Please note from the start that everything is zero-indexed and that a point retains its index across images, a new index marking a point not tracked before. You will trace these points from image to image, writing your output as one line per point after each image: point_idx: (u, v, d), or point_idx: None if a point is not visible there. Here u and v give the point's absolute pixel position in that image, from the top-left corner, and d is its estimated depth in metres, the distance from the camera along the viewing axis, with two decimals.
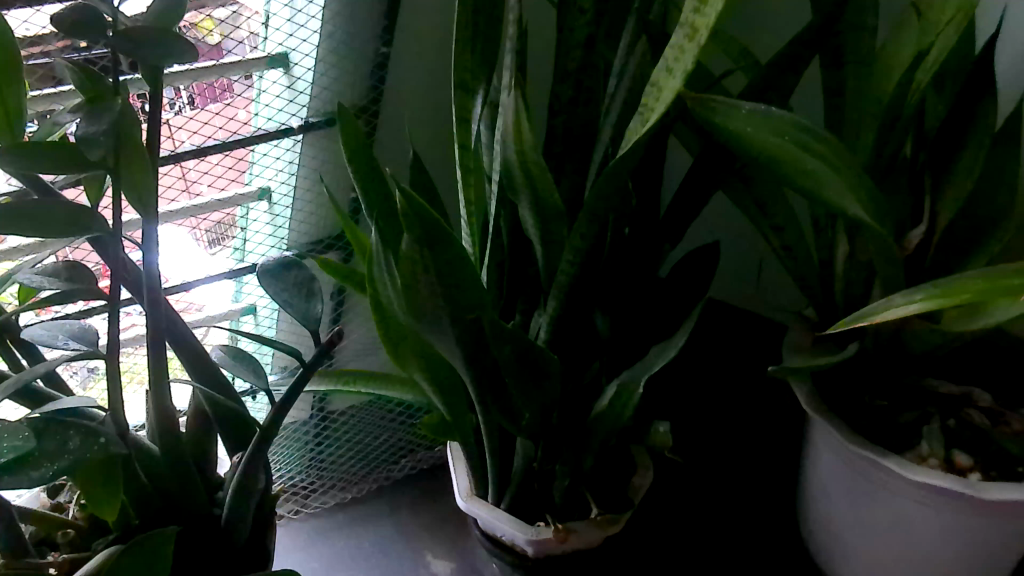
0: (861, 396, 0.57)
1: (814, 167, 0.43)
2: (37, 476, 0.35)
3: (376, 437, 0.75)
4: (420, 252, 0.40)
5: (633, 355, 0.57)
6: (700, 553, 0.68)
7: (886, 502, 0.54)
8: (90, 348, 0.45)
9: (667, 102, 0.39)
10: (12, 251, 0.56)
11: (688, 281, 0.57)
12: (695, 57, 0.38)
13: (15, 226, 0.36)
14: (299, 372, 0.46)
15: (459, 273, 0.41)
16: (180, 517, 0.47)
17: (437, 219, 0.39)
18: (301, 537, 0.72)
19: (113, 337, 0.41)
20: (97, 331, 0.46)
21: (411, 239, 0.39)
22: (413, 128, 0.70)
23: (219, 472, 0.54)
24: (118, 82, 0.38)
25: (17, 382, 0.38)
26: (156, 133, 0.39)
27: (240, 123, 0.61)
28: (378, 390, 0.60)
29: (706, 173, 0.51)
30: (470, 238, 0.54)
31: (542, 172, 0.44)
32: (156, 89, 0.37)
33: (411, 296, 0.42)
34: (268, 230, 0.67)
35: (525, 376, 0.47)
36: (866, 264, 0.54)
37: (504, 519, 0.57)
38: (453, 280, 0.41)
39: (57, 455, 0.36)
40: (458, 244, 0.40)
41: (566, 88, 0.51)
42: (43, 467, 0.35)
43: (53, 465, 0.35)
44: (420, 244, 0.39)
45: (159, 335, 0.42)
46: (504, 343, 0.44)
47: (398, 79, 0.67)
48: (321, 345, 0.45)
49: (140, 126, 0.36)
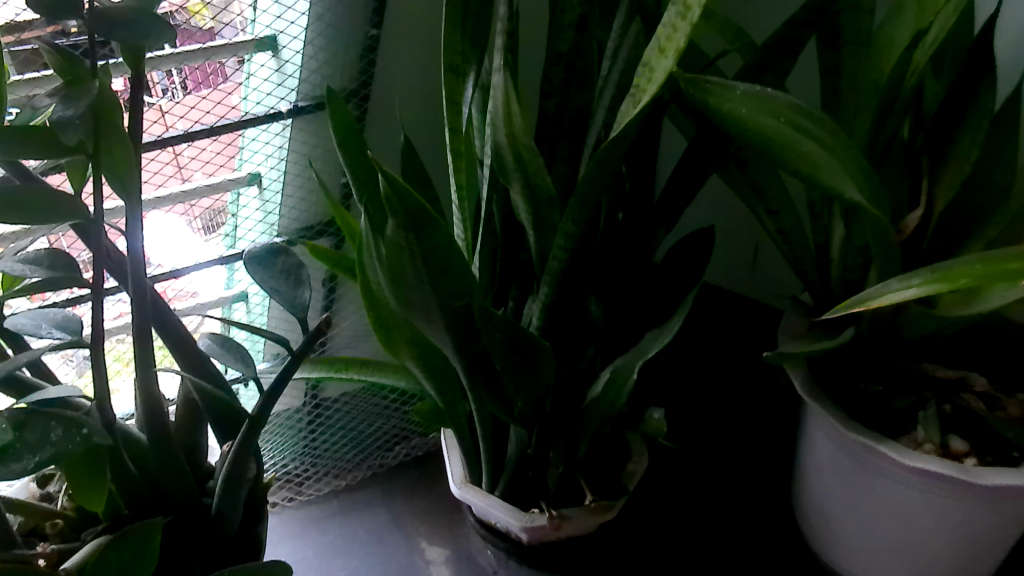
0: (856, 382, 0.57)
1: (813, 150, 0.42)
2: (19, 469, 0.34)
3: (370, 424, 0.74)
4: (406, 238, 0.39)
5: (628, 341, 0.57)
6: (695, 536, 0.68)
7: (881, 488, 0.54)
8: (74, 337, 0.44)
9: (659, 82, 0.38)
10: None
11: (684, 265, 0.55)
12: (689, 35, 0.37)
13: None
14: (288, 360, 0.45)
15: (448, 259, 0.40)
16: (168, 506, 0.47)
17: (423, 205, 0.38)
18: (294, 526, 0.72)
19: (98, 325, 0.40)
20: (81, 319, 0.45)
21: (396, 225, 0.38)
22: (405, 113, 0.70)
23: (210, 461, 0.54)
24: (99, 65, 0.37)
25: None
26: (138, 118, 0.38)
27: (229, 107, 0.60)
28: (370, 377, 0.59)
29: (702, 156, 0.50)
30: (463, 230, 0.53)
31: (534, 157, 0.43)
32: (138, 72, 0.36)
33: (398, 284, 0.41)
34: (259, 216, 0.67)
35: (518, 365, 0.46)
36: (863, 248, 0.53)
37: (498, 506, 0.57)
38: (441, 265, 0.40)
39: (38, 447, 0.35)
40: (445, 230, 0.39)
41: (558, 71, 0.50)
42: (24, 459, 0.35)
43: (35, 457, 0.35)
44: (407, 229, 0.38)
45: (144, 324, 0.41)
46: (496, 330, 0.44)
47: (388, 62, 0.66)
48: (310, 332, 0.45)
49: (121, 109, 0.35)
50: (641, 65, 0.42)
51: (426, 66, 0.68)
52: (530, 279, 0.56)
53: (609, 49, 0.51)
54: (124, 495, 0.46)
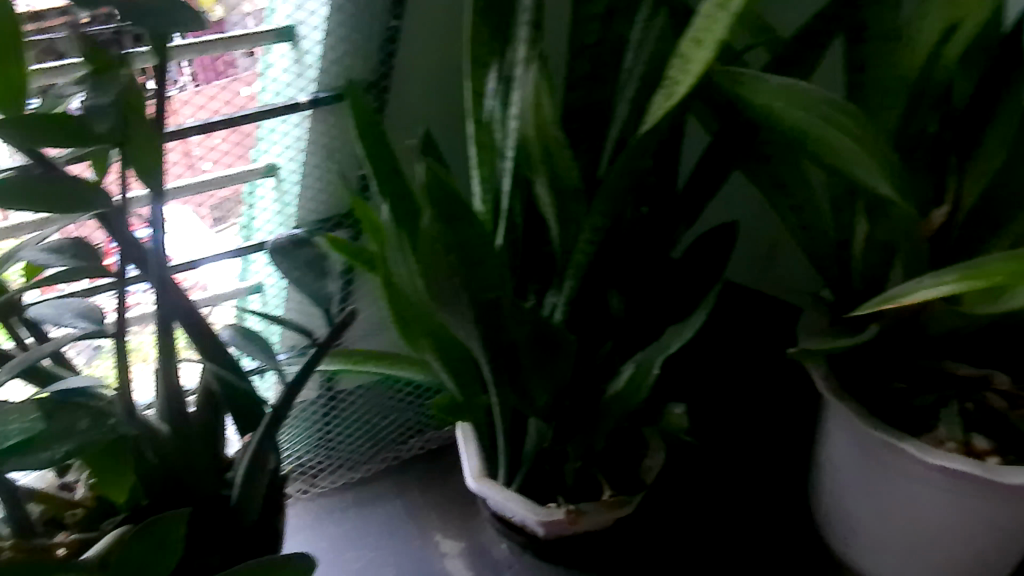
0: (878, 380, 0.56)
1: (844, 144, 0.41)
2: (47, 458, 0.34)
3: (385, 416, 0.74)
4: (440, 229, 0.40)
5: (647, 336, 0.56)
6: (710, 532, 0.68)
7: (901, 486, 0.53)
8: (97, 327, 0.43)
9: (696, 75, 0.37)
10: (17, 228, 0.53)
11: (704, 261, 0.55)
12: (729, 26, 0.37)
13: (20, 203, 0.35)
14: (313, 351, 0.45)
15: (482, 252, 0.40)
16: (187, 498, 0.46)
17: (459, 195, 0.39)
18: (309, 517, 0.72)
19: (119, 315, 0.41)
20: (103, 310, 0.45)
21: (433, 216, 0.39)
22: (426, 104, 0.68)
23: (229, 452, 0.54)
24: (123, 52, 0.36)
25: (12, 368, 0.39)
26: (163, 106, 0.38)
27: (245, 98, 0.60)
28: (389, 370, 0.59)
29: (726, 151, 0.50)
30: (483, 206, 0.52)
31: (561, 147, 0.45)
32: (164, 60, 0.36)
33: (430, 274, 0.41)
34: (275, 208, 0.66)
35: (541, 358, 0.46)
36: (886, 245, 0.53)
37: (516, 501, 0.58)
38: (470, 257, 0.40)
39: (64, 437, 0.35)
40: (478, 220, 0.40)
41: (582, 63, 0.50)
42: (52, 449, 0.34)
43: (61, 447, 0.34)
44: (442, 220, 0.39)
45: (172, 313, 0.43)
46: (525, 322, 0.44)
47: (409, 51, 0.64)
48: (335, 323, 0.45)
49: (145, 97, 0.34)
50: (670, 58, 0.41)
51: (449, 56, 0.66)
52: (550, 273, 0.56)
53: (634, 42, 0.51)
54: (144, 486, 0.45)
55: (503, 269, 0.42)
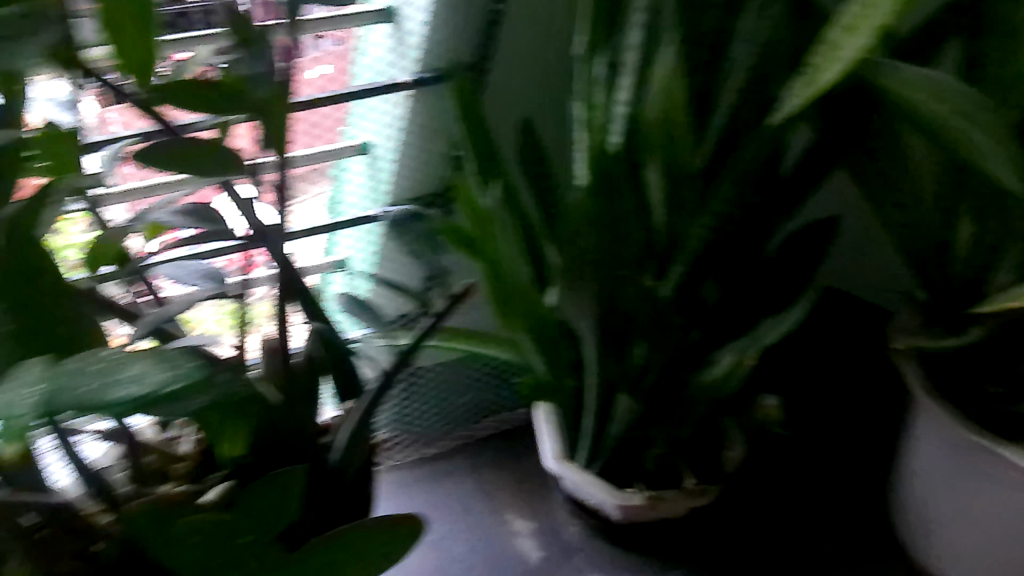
0: (976, 384, 0.55)
1: (979, 141, 0.41)
2: (192, 408, 0.34)
3: (462, 395, 0.76)
4: (591, 204, 0.44)
5: (738, 327, 0.56)
6: (783, 528, 0.67)
7: (992, 491, 0.53)
8: (220, 288, 0.45)
9: (850, 62, 0.37)
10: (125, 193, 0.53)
11: (801, 254, 0.54)
12: (895, 10, 0.35)
13: (166, 166, 0.37)
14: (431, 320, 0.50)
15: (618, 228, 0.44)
16: (289, 453, 0.46)
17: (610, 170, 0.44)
18: (388, 486, 0.74)
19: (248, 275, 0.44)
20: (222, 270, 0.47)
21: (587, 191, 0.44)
22: (524, 82, 0.66)
23: (322, 419, 0.54)
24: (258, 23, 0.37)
25: (147, 325, 0.41)
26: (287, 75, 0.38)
27: (340, 74, 0.62)
28: (476, 347, 0.60)
29: (836, 145, 0.50)
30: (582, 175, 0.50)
31: (686, 131, 0.47)
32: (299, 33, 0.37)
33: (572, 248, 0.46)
34: (364, 181, 0.68)
35: (657, 328, 0.50)
36: (994, 247, 0.52)
37: (596, 484, 0.60)
38: (611, 233, 0.44)
39: (209, 387, 0.34)
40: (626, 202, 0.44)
41: (697, 50, 0.50)
42: (199, 400, 0.34)
43: (205, 398, 0.34)
44: (598, 197, 0.44)
45: (292, 275, 0.47)
46: (645, 300, 0.48)
47: (513, 30, 0.63)
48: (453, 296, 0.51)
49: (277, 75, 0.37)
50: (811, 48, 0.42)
51: (554, 34, 0.64)
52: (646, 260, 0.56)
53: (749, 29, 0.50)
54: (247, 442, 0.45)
55: (633, 249, 0.46)
